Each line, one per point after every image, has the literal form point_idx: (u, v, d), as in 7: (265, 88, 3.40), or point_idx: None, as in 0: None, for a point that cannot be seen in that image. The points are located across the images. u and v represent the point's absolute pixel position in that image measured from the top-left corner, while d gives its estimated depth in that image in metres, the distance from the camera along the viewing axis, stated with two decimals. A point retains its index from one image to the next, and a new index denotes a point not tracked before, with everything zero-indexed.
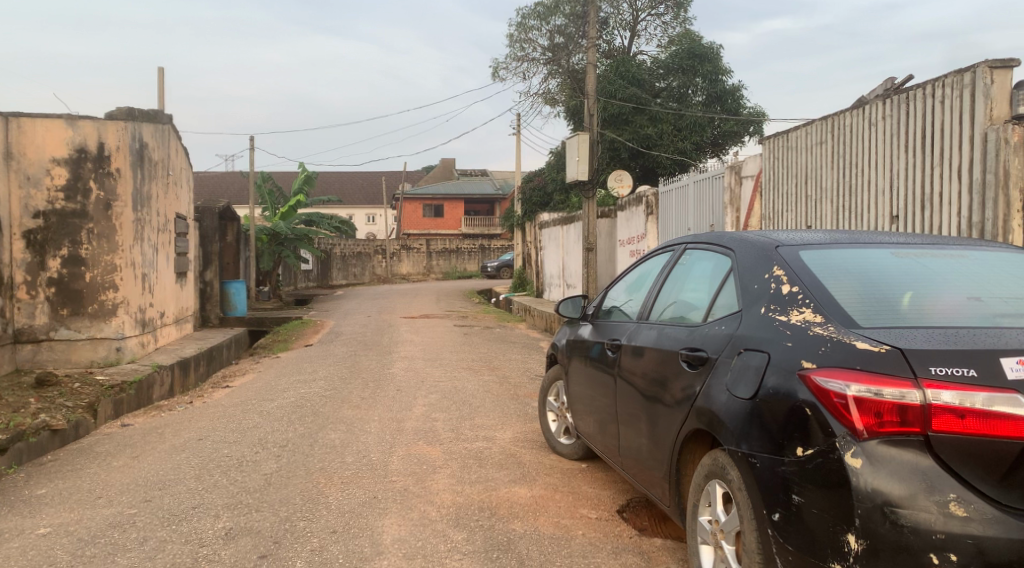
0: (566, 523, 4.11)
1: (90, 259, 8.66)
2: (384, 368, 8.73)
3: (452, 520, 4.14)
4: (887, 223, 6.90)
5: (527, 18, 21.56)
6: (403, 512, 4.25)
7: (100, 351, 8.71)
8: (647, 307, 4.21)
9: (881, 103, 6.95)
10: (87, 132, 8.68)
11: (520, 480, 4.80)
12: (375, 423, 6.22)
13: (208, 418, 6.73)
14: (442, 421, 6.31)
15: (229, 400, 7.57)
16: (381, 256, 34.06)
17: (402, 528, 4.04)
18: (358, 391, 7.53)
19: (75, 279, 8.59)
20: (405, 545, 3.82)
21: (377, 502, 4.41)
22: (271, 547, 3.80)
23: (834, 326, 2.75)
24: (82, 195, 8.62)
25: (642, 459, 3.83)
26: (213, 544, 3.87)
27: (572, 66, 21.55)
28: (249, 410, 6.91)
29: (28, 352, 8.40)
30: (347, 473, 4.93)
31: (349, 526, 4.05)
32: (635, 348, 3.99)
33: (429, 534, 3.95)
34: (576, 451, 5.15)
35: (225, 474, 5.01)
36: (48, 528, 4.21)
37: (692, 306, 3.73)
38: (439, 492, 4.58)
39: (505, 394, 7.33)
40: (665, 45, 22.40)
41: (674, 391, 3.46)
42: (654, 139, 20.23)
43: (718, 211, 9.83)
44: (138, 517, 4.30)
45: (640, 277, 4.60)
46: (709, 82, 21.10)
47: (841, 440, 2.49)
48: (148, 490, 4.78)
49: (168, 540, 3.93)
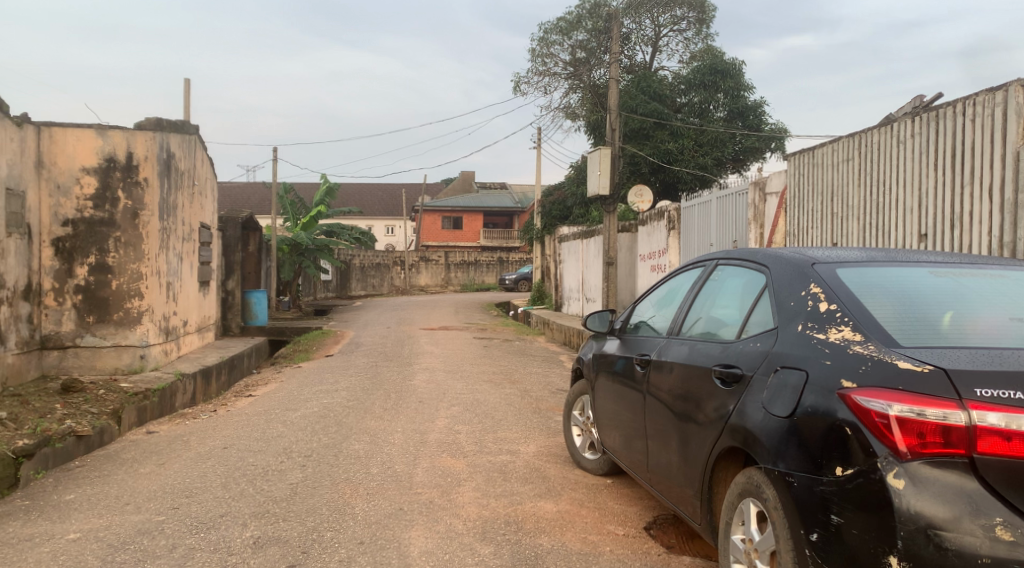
0: (594, 539, 4.09)
1: (117, 266, 8.76)
2: (405, 380, 8.76)
3: (479, 534, 4.12)
4: (915, 242, 6.85)
5: (549, 33, 21.70)
6: (429, 525, 4.24)
7: (125, 357, 8.78)
8: (677, 323, 4.19)
9: (910, 121, 6.91)
10: (117, 142, 8.80)
11: (545, 494, 4.78)
12: (398, 434, 6.23)
13: (232, 426, 6.76)
14: (465, 433, 6.30)
15: (252, 408, 7.61)
16: (399, 267, 34.21)
17: (429, 540, 4.03)
18: (380, 402, 7.55)
19: (102, 287, 8.69)
20: (432, 558, 3.81)
21: (402, 514, 4.40)
22: (299, 556, 3.81)
23: (874, 344, 2.73)
24: (110, 204, 8.74)
25: (671, 475, 3.81)
26: (242, 552, 3.88)
27: (593, 81, 21.65)
28: (273, 419, 6.95)
29: (54, 358, 8.51)
30: (372, 484, 4.94)
31: (376, 537, 4.05)
32: (665, 363, 3.97)
33: (457, 547, 3.94)
34: (601, 466, 5.12)
35: (251, 482, 5.03)
36: (78, 533, 4.25)
37: (724, 322, 3.71)
38: (465, 505, 4.56)
39: (527, 408, 7.31)
40: (687, 61, 22.44)
41: (707, 409, 3.43)
42: (675, 154, 20.20)
43: (741, 227, 9.80)
44: (166, 525, 4.32)
45: (670, 292, 4.58)
46: (730, 98, 21.09)
47: (883, 461, 2.46)
48: (175, 498, 4.81)
49: (197, 548, 3.95)
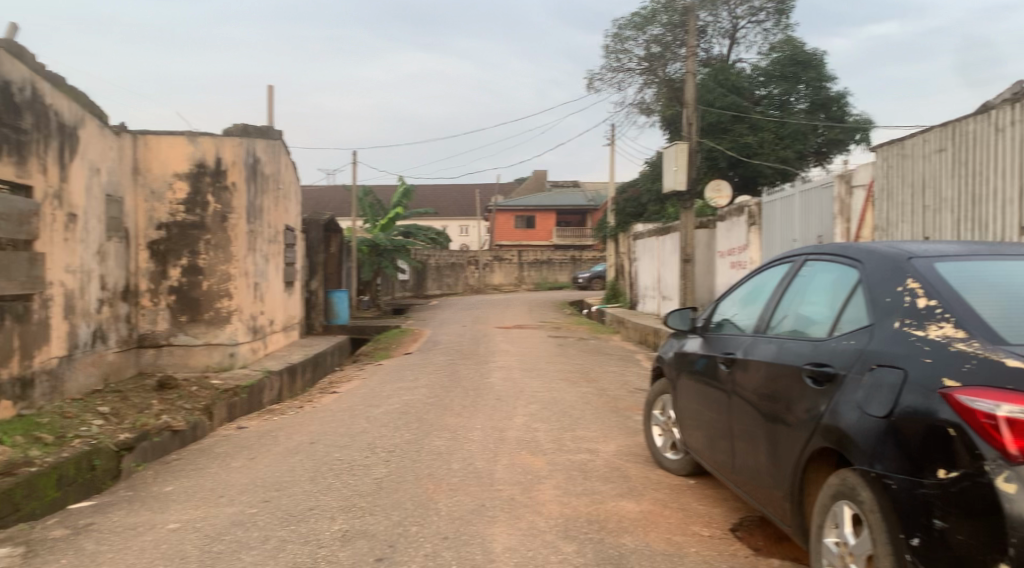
0: (678, 539, 4.03)
1: (208, 268, 9.16)
2: (483, 378, 8.84)
3: (561, 532, 4.12)
4: (1017, 235, 6.49)
5: (623, 29, 21.50)
6: (512, 522, 4.27)
7: (216, 355, 9.17)
8: (763, 321, 4.09)
9: (1010, 107, 6.56)
10: (206, 148, 9.18)
11: (627, 494, 4.74)
12: (478, 431, 6.29)
13: (318, 422, 6.97)
14: (543, 431, 6.32)
15: (335, 405, 7.82)
16: (473, 267, 34.51)
17: (512, 537, 4.05)
18: (459, 399, 7.64)
19: (194, 287, 9.09)
20: (515, 554, 3.84)
21: (485, 510, 4.44)
22: (386, 550, 3.89)
23: (979, 342, 2.61)
24: (201, 208, 9.13)
25: (759, 476, 3.72)
26: (331, 545, 3.99)
27: (668, 76, 21.35)
28: (356, 415, 7.12)
29: (150, 356, 8.96)
30: (454, 480, 5.01)
31: (459, 533, 4.10)
32: (750, 362, 3.88)
33: (539, 544, 3.96)
34: (683, 467, 5.05)
35: (338, 477, 5.17)
36: (177, 523, 4.45)
37: (813, 320, 3.61)
38: (546, 503, 4.57)
39: (606, 407, 7.27)
40: (765, 52, 21.87)
41: (796, 408, 3.34)
42: (754, 148, 19.71)
43: (826, 221, 9.50)
44: (259, 517, 4.48)
45: (755, 289, 4.48)
46: (812, 89, 20.44)
47: (991, 464, 2.34)
48: (267, 490, 4.98)
49: (288, 540, 4.09)
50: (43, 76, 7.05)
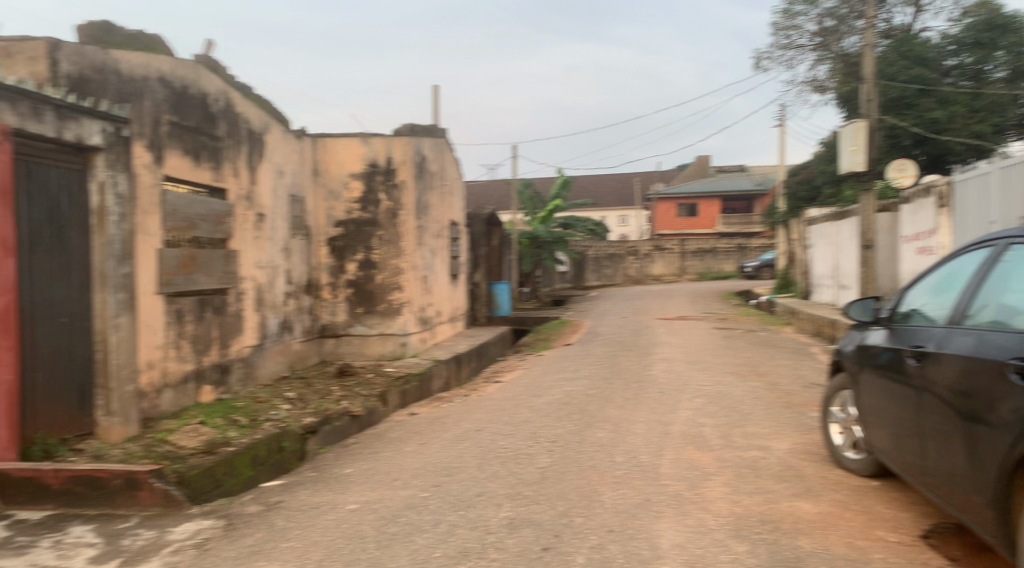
0: (862, 544, 3.77)
1: (380, 262, 9.67)
2: (646, 370, 8.71)
3: (731, 531, 3.98)
4: None
5: (791, 4, 20.35)
6: (678, 518, 4.17)
7: (388, 345, 9.68)
8: (959, 311, 3.72)
9: None
10: (377, 148, 9.68)
11: (803, 494, 4.49)
12: (642, 424, 6.20)
13: (483, 411, 7.16)
14: (710, 426, 6.13)
15: (500, 394, 8.01)
16: (632, 258, 34.07)
17: (680, 533, 3.96)
18: (622, 391, 7.58)
19: (368, 280, 9.63)
20: (684, 551, 3.74)
21: (650, 504, 4.37)
22: (552, 540, 3.93)
23: None
24: (374, 206, 9.64)
25: (955, 480, 3.39)
26: (499, 532, 4.08)
27: (842, 51, 19.96)
28: (520, 405, 7.26)
29: (331, 345, 9.61)
30: (619, 472, 4.97)
31: (625, 527, 4.06)
32: (944, 356, 3.54)
33: (709, 542, 3.84)
34: (866, 467, 4.70)
35: (504, 465, 5.28)
36: (357, 504, 4.74)
37: (1021, 310, 3.23)
38: (715, 500, 4.43)
39: (777, 402, 6.93)
40: (956, 17, 19.89)
41: (1002, 408, 3.01)
42: (943, 123, 18.01)
43: None
44: (430, 501, 4.67)
45: (948, 276, 4.09)
46: (1014, 54, 18.35)
47: None
48: (437, 476, 5.19)
49: (458, 525, 4.23)
50: (234, 88, 7.73)
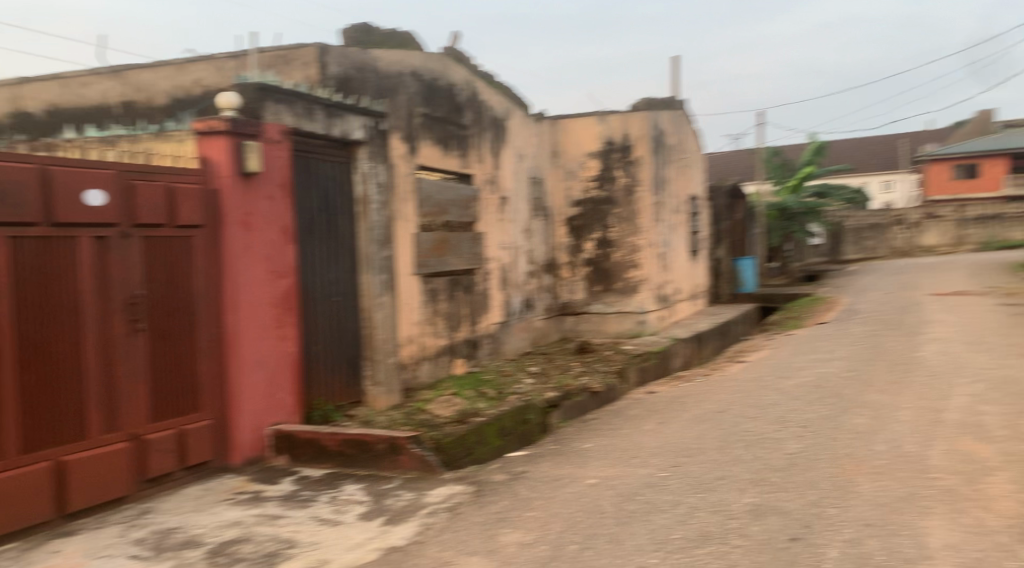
0: None
1: (618, 239, 9.67)
2: (913, 351, 7.83)
3: (1020, 535, 3.44)
4: None
5: None
6: (952, 516, 3.69)
7: (627, 323, 9.66)
8: None
9: None
10: (614, 125, 9.64)
11: None
12: (907, 411, 5.58)
13: (726, 391, 6.89)
14: (994, 415, 5.35)
15: (744, 374, 7.66)
16: (899, 227, 30.72)
17: (954, 533, 3.50)
18: (884, 374, 6.88)
19: (606, 258, 9.69)
20: (959, 554, 3.30)
21: (917, 499, 3.92)
22: (801, 530, 3.67)
23: None
24: (611, 183, 9.65)
25: None
26: (741, 517, 3.90)
27: None
28: (765, 386, 6.88)
29: (571, 322, 9.84)
30: (879, 462, 4.52)
31: (886, 522, 3.68)
32: None
33: (990, 546, 3.35)
34: None
35: (748, 448, 5.04)
36: (596, 479, 4.80)
37: None
38: (999, 499, 3.86)
39: None
40: None
41: None
42: None
43: None
44: (669, 481, 4.60)
45: None
46: None
47: None
48: (677, 455, 5.08)
49: (698, 507, 4.11)
50: (479, 76, 8.10)
